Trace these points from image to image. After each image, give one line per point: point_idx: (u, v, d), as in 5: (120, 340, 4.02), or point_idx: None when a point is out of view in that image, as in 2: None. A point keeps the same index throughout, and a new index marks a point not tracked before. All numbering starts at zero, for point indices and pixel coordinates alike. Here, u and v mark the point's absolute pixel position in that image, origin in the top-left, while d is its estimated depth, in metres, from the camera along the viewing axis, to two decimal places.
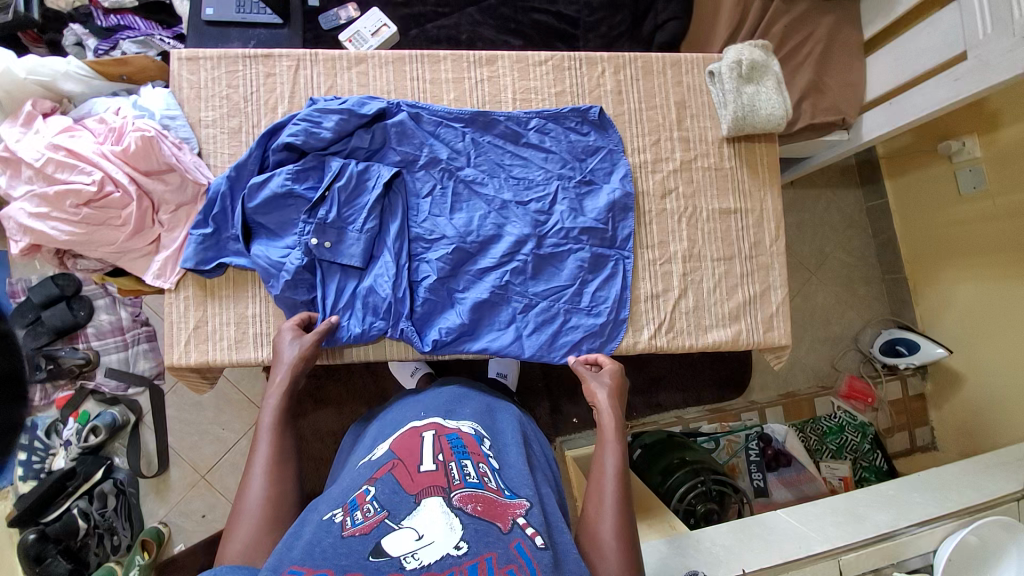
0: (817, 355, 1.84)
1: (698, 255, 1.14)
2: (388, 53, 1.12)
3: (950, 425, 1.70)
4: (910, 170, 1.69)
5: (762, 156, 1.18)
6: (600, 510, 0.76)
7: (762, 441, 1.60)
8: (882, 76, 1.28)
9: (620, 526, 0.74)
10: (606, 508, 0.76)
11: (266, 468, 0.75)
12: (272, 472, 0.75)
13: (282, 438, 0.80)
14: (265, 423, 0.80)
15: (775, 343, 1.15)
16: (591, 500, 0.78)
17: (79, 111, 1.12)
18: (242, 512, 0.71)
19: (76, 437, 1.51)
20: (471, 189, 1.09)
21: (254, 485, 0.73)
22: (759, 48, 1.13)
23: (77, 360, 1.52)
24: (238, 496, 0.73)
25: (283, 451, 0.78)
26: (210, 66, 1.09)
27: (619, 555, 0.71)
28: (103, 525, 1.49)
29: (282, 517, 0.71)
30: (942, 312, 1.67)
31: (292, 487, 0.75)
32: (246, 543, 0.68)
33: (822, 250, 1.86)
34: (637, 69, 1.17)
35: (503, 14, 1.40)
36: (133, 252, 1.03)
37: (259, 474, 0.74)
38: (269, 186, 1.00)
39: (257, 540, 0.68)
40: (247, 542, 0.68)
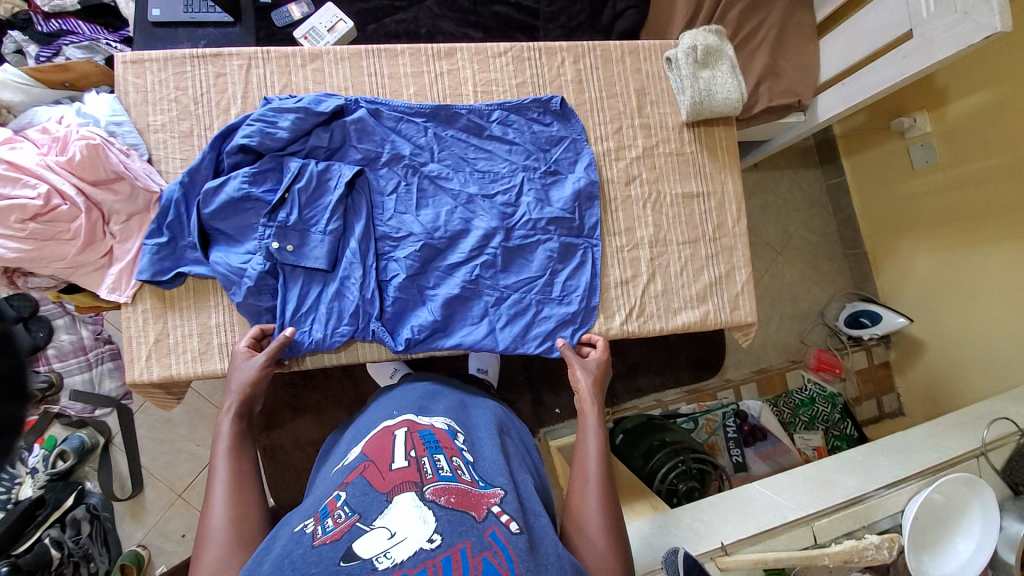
0: (787, 332, 1.89)
1: (664, 240, 1.15)
2: (344, 49, 1.10)
3: (914, 390, 1.78)
4: (866, 148, 1.76)
5: (722, 140, 1.21)
6: (584, 487, 0.78)
7: (738, 417, 1.65)
8: (834, 57, 1.32)
9: (604, 502, 0.76)
10: (590, 485, 0.78)
11: (227, 491, 0.74)
12: (233, 493, 0.74)
13: (240, 459, 0.79)
14: (220, 447, 0.79)
15: (742, 322, 1.18)
16: (576, 479, 0.80)
17: (20, 121, 1.07)
18: (206, 537, 0.69)
19: (43, 463, 1.46)
20: (437, 185, 1.08)
21: (215, 509, 0.72)
22: (713, 33, 1.15)
23: (38, 384, 1.45)
24: (200, 524, 0.71)
25: (242, 471, 0.77)
26: (156, 69, 1.05)
27: (604, 529, 0.73)
28: (78, 553, 1.43)
29: (250, 536, 0.70)
30: (903, 283, 1.75)
31: (258, 504, 0.74)
32: (213, 568, 0.66)
33: (787, 229, 1.91)
34: (596, 58, 1.17)
35: (462, 7, 1.39)
36: (86, 266, 0.99)
37: (220, 499, 0.73)
38: (225, 191, 0.97)
39: (224, 563, 0.67)
40: (215, 567, 0.66)
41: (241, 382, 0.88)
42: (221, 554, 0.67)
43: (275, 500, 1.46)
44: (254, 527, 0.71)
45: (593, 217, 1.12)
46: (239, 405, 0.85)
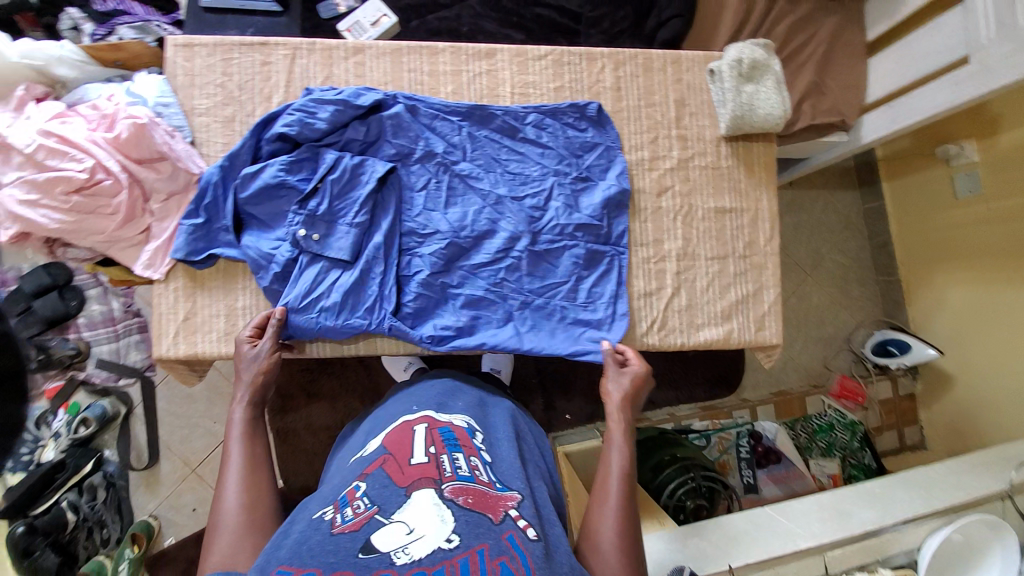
0: (809, 356, 1.85)
1: (692, 254, 1.13)
2: (386, 44, 1.11)
3: (939, 425, 1.72)
4: (907, 174, 1.70)
5: (759, 156, 1.18)
6: (603, 505, 0.77)
7: (753, 438, 1.61)
8: (883, 78, 1.28)
9: (621, 523, 0.74)
10: (608, 504, 0.77)
11: (240, 477, 0.76)
12: (246, 479, 0.75)
13: (252, 446, 0.80)
14: (234, 434, 0.81)
15: (767, 343, 1.15)
16: (595, 495, 0.79)
17: (71, 96, 1.10)
18: (219, 521, 0.71)
19: (65, 428, 1.49)
20: (466, 183, 1.09)
21: (228, 494, 0.73)
22: (760, 47, 1.12)
23: (67, 351, 1.51)
24: (213, 509, 0.73)
25: (256, 458, 0.79)
26: (205, 54, 1.07)
27: (617, 551, 0.72)
28: (93, 518, 1.49)
29: (262, 522, 0.72)
30: (935, 314, 1.69)
31: (270, 490, 0.76)
32: (226, 552, 0.68)
33: (818, 251, 1.87)
34: (637, 66, 1.16)
35: (505, 8, 1.40)
36: (123, 241, 1.02)
37: (232, 484, 0.74)
38: (262, 177, 0.99)
39: (238, 547, 0.69)
40: (228, 550, 0.68)
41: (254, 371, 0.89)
42: (232, 539, 0.68)
43: (284, 482, 1.48)
44: (266, 512, 0.73)
45: (621, 225, 1.11)
46: (252, 394, 0.87)
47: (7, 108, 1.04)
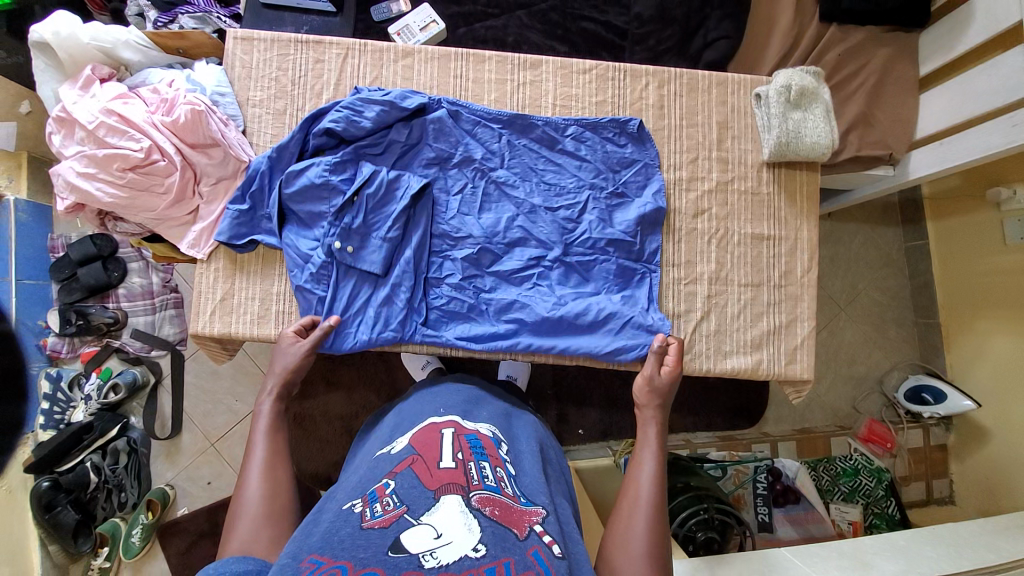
0: (837, 394, 1.78)
1: (724, 279, 1.11)
2: (435, 49, 1.13)
3: (970, 480, 1.63)
4: (955, 214, 1.63)
5: (803, 185, 1.15)
6: (633, 509, 0.76)
7: (771, 474, 1.57)
8: (935, 114, 1.23)
9: (652, 528, 0.74)
10: (639, 508, 0.76)
11: (262, 468, 0.77)
12: (267, 471, 0.77)
13: (276, 439, 0.82)
14: (260, 426, 0.83)
15: (796, 377, 1.12)
16: (625, 499, 0.78)
17: (134, 80, 1.16)
18: (241, 509, 0.72)
19: (97, 392, 1.57)
20: (501, 190, 1.10)
21: (250, 484, 0.75)
22: (809, 74, 1.10)
23: (105, 318, 1.58)
24: (235, 496, 0.74)
25: (278, 451, 0.80)
26: (263, 48, 1.12)
27: (648, 555, 0.71)
28: (113, 482, 1.54)
29: (280, 512, 0.73)
30: (974, 363, 1.60)
31: (289, 483, 0.77)
32: (244, 539, 0.68)
33: (854, 286, 1.80)
34: (682, 85, 1.15)
35: (552, 20, 1.41)
36: (172, 220, 1.07)
37: (255, 475, 0.76)
38: (307, 175, 1.02)
39: (257, 534, 0.69)
40: (247, 537, 0.69)
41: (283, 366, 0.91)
42: (252, 526, 0.70)
43: (297, 467, 1.51)
44: (284, 504, 0.73)
45: (654, 245, 1.10)
46: (280, 388, 0.89)
47: (74, 85, 1.09)
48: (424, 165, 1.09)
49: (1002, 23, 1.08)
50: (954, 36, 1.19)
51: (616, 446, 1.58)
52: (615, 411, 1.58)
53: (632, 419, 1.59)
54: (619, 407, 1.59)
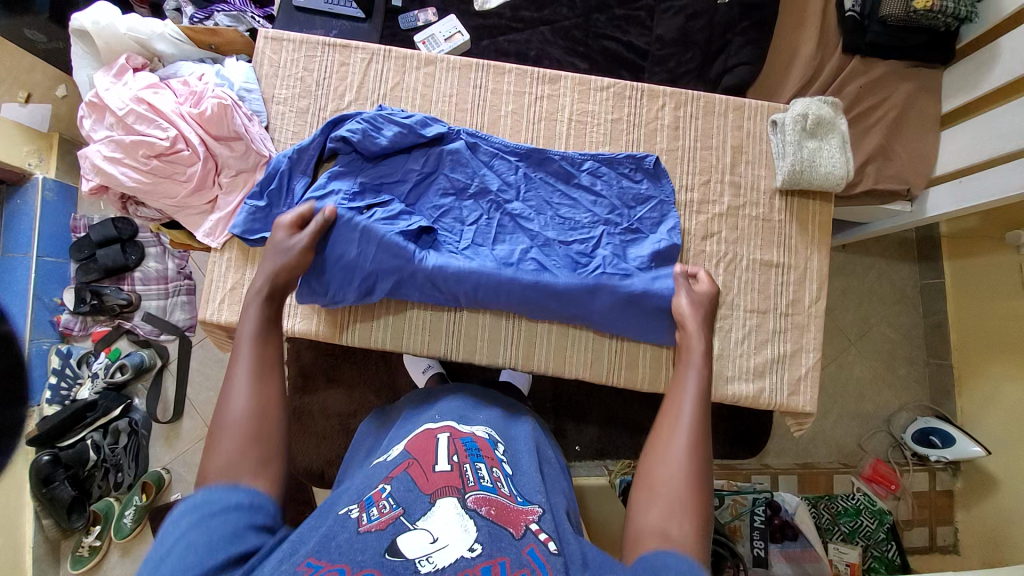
0: (843, 429, 1.74)
1: (730, 303, 1.11)
2: (456, 60, 1.16)
3: (975, 528, 1.57)
4: (974, 254, 1.59)
5: (816, 214, 1.15)
6: (672, 436, 0.79)
7: (771, 509, 1.53)
8: (955, 152, 1.22)
9: (692, 453, 0.77)
10: (679, 435, 0.79)
11: (249, 379, 0.77)
12: (254, 382, 0.77)
13: (264, 347, 0.81)
14: (245, 332, 0.82)
15: (798, 409, 1.10)
16: (664, 426, 0.81)
17: (166, 71, 1.21)
18: (225, 423, 0.72)
19: (104, 370, 1.60)
20: (516, 223, 1.11)
21: (237, 396, 0.75)
22: (828, 105, 1.10)
23: (120, 300, 1.62)
24: (221, 410, 0.74)
25: (265, 362, 0.80)
26: (292, 49, 1.16)
27: (686, 479, 0.74)
28: (110, 461, 1.56)
29: (269, 434, 0.73)
30: (987, 409, 1.56)
31: (277, 401, 0.76)
32: (229, 461, 0.69)
33: (865, 319, 1.78)
34: (698, 108, 1.16)
35: (575, 37, 1.44)
36: (191, 208, 1.10)
37: (241, 387, 0.76)
38: (324, 202, 1.05)
39: (242, 457, 0.69)
40: (233, 459, 0.69)
41: (268, 269, 0.91)
42: (238, 443, 0.70)
43: (292, 461, 1.51)
44: (272, 425, 0.73)
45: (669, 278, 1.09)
46: (268, 292, 0.88)
47: (109, 73, 1.13)
48: (440, 195, 1.11)
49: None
50: (978, 75, 1.19)
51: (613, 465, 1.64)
52: (613, 428, 1.55)
53: (632, 440, 1.56)
54: (618, 424, 1.57)
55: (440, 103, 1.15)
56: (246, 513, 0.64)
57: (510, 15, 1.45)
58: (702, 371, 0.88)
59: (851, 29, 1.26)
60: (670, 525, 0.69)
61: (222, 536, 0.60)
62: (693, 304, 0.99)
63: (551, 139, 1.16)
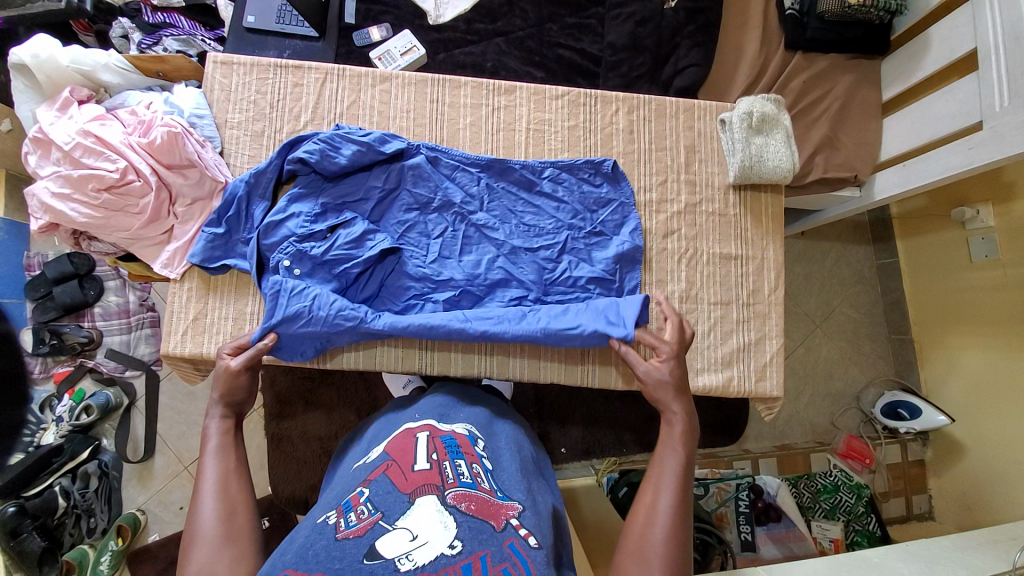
0: (816, 410, 1.80)
1: (694, 297, 1.14)
2: (411, 75, 1.17)
3: (948, 494, 1.64)
4: (923, 232, 1.68)
5: (768, 206, 1.19)
6: (650, 517, 0.75)
7: (753, 492, 1.58)
8: (897, 138, 1.29)
9: (670, 540, 0.72)
10: (656, 520, 0.74)
11: (215, 488, 0.76)
12: (221, 489, 0.76)
13: (227, 457, 0.81)
14: (209, 447, 0.82)
15: (767, 394, 1.13)
16: (642, 506, 0.77)
17: (112, 101, 1.18)
18: (195, 534, 0.71)
19: (69, 414, 1.53)
20: (482, 233, 1.12)
21: (204, 507, 0.74)
22: (771, 102, 1.15)
23: (80, 338, 1.56)
24: (190, 523, 0.73)
25: (230, 467, 0.79)
26: (242, 72, 1.14)
27: (663, 566, 0.70)
28: (81, 506, 1.48)
29: (241, 532, 0.72)
30: (947, 379, 1.64)
31: (246, 501, 0.76)
32: (205, 564, 0.68)
33: (829, 302, 1.85)
34: (650, 111, 1.20)
35: (529, 47, 1.47)
36: (146, 240, 1.07)
37: (209, 496, 0.75)
38: (287, 227, 1.05)
39: (216, 559, 0.68)
40: (207, 563, 0.68)
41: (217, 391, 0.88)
42: (211, 548, 0.69)
43: (274, 489, 1.47)
44: (244, 525, 0.73)
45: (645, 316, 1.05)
46: (225, 407, 0.87)
47: (51, 107, 1.10)
48: (404, 210, 1.11)
49: (956, 51, 1.14)
50: (914, 64, 1.26)
51: (599, 465, 1.64)
52: (597, 427, 1.57)
53: (615, 437, 1.59)
54: (601, 423, 1.58)
55: (398, 119, 1.16)
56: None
57: (463, 28, 1.47)
58: (684, 443, 0.84)
59: (792, 27, 1.32)
60: None
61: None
62: (668, 368, 0.93)
63: (512, 148, 1.17)
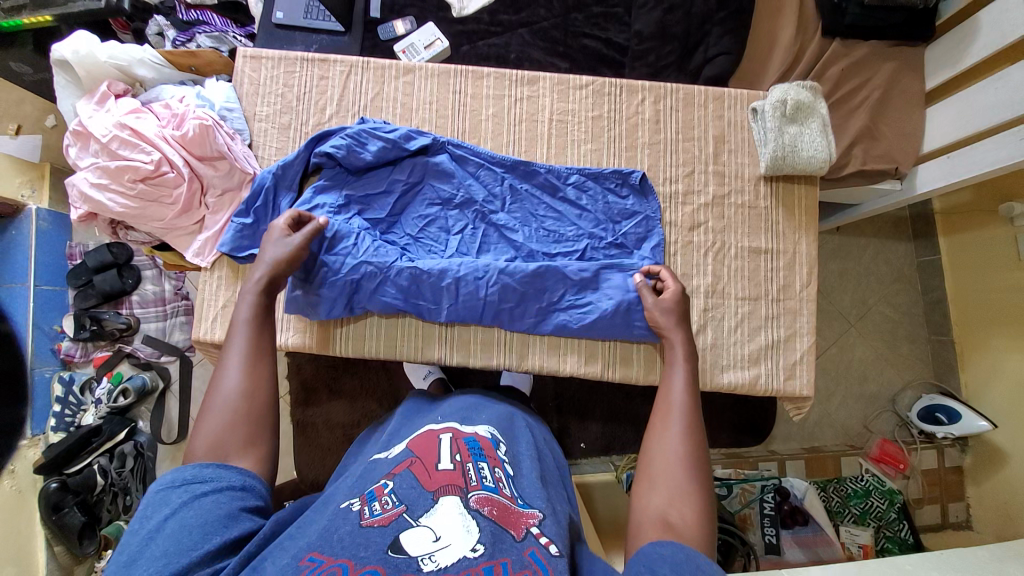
0: (848, 412, 1.73)
1: (721, 293, 1.10)
2: (435, 67, 1.17)
3: (987, 504, 1.57)
4: (967, 229, 1.59)
5: (802, 199, 1.15)
6: (665, 425, 0.78)
7: (779, 494, 1.53)
8: (941, 128, 1.22)
9: (687, 441, 0.75)
10: (673, 423, 0.78)
11: (242, 361, 0.79)
12: (248, 366, 0.79)
13: (260, 334, 0.83)
14: (240, 318, 0.83)
15: (796, 394, 1.09)
16: (656, 417, 0.81)
17: (147, 95, 1.21)
18: (218, 397, 0.75)
19: (107, 396, 1.61)
20: (501, 233, 1.11)
21: (229, 375, 0.76)
22: (807, 89, 1.10)
23: (118, 325, 1.64)
24: (213, 384, 0.76)
25: (258, 346, 0.81)
26: (270, 65, 1.16)
27: (683, 465, 0.73)
28: (118, 485, 1.58)
29: (257, 414, 0.75)
30: (990, 383, 1.55)
31: (269, 380, 0.79)
32: (217, 434, 0.72)
33: (863, 301, 1.77)
34: (678, 100, 1.16)
35: (553, 37, 1.45)
36: (179, 229, 1.10)
37: (235, 367, 0.78)
38: (311, 217, 1.06)
39: (227, 430, 0.72)
40: (218, 429, 0.72)
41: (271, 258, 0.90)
42: (225, 420, 0.72)
43: (299, 473, 1.52)
44: (261, 405, 0.75)
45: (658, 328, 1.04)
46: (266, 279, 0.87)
47: (90, 101, 1.14)
48: (426, 205, 1.12)
49: (1009, 34, 1.07)
50: (960, 49, 1.18)
51: (618, 460, 1.59)
52: (616, 423, 1.56)
53: (636, 434, 1.56)
54: (621, 419, 1.57)
55: (420, 111, 1.16)
56: (239, 494, 0.67)
57: (488, 19, 1.45)
58: (688, 363, 0.88)
59: (828, 13, 1.26)
60: (672, 509, 0.69)
61: (215, 518, 0.62)
62: (674, 301, 0.97)
63: (534, 140, 1.16)
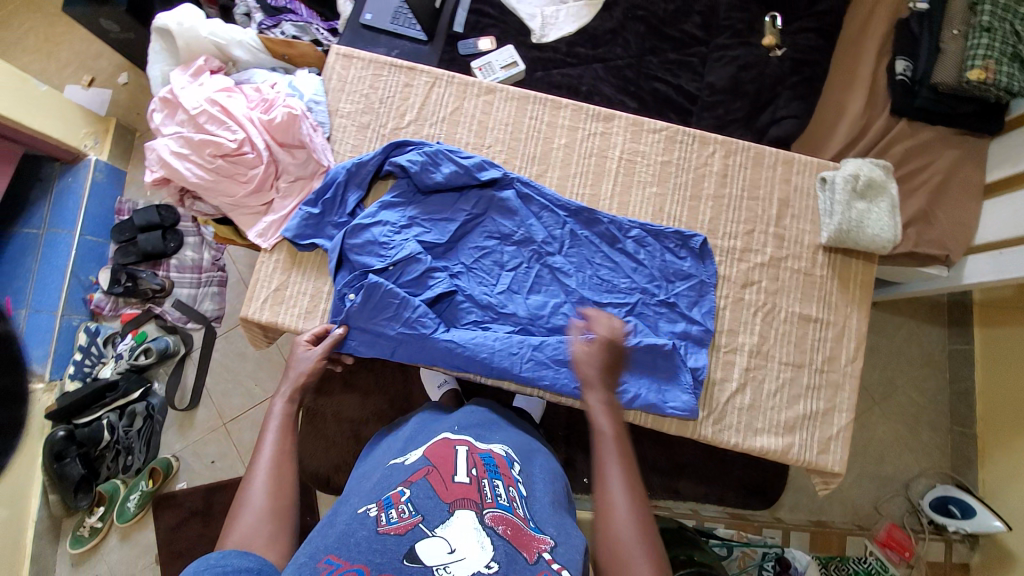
0: (862, 491, 1.69)
1: (765, 353, 1.10)
2: (515, 91, 1.20)
3: None
4: (1005, 325, 1.57)
5: (857, 273, 1.15)
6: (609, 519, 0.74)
7: (780, 564, 1.48)
8: (998, 223, 1.22)
9: (640, 539, 0.72)
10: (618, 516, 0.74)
11: (269, 467, 0.80)
12: (272, 470, 0.80)
13: (285, 439, 0.85)
14: (271, 427, 0.86)
15: (825, 468, 1.08)
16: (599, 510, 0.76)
17: (239, 77, 1.27)
18: (245, 506, 0.75)
19: (129, 352, 1.63)
20: (555, 276, 1.12)
21: (254, 484, 0.78)
22: (879, 168, 1.13)
23: (153, 285, 1.67)
24: (241, 491, 0.78)
25: (286, 449, 0.83)
26: (360, 66, 1.21)
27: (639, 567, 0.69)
28: (123, 443, 1.59)
29: (283, 513, 0.75)
30: (1011, 485, 1.51)
31: (293, 486, 0.79)
32: (245, 534, 0.72)
33: (891, 380, 1.75)
34: (747, 158, 1.18)
35: (626, 77, 1.49)
36: (246, 208, 1.13)
37: (262, 474, 0.79)
38: (372, 231, 1.09)
39: (256, 529, 0.73)
40: (248, 532, 0.72)
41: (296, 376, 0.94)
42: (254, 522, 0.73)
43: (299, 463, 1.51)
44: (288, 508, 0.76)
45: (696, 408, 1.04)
46: (293, 392, 0.92)
47: (186, 72, 1.19)
48: (484, 237, 1.14)
49: None
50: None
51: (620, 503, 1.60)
52: None
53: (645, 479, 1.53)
54: None
55: (496, 130, 1.19)
56: None
57: (565, 50, 1.50)
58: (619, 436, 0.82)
59: (901, 93, 1.28)
60: None
61: None
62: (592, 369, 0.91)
63: (600, 175, 1.18)
